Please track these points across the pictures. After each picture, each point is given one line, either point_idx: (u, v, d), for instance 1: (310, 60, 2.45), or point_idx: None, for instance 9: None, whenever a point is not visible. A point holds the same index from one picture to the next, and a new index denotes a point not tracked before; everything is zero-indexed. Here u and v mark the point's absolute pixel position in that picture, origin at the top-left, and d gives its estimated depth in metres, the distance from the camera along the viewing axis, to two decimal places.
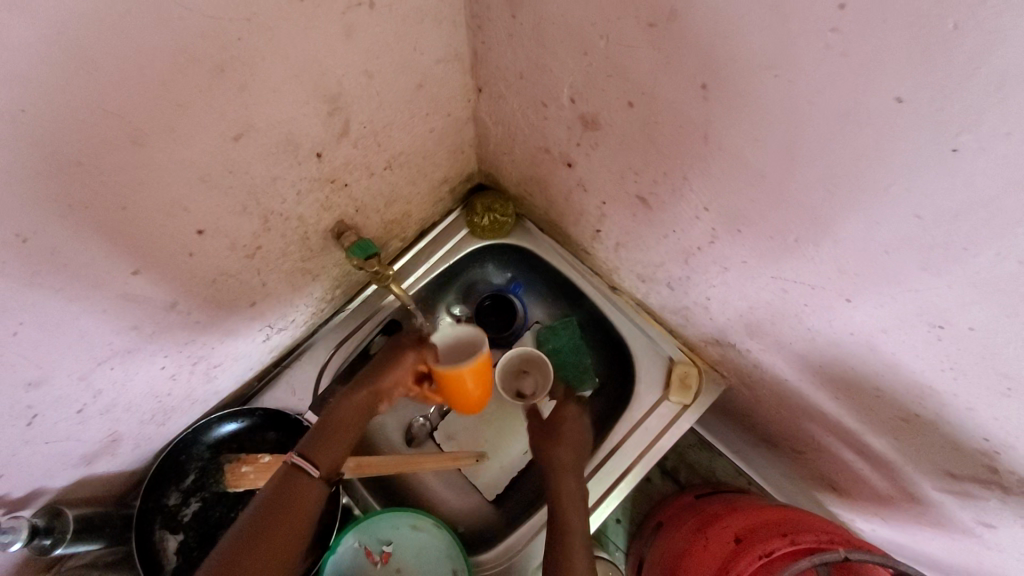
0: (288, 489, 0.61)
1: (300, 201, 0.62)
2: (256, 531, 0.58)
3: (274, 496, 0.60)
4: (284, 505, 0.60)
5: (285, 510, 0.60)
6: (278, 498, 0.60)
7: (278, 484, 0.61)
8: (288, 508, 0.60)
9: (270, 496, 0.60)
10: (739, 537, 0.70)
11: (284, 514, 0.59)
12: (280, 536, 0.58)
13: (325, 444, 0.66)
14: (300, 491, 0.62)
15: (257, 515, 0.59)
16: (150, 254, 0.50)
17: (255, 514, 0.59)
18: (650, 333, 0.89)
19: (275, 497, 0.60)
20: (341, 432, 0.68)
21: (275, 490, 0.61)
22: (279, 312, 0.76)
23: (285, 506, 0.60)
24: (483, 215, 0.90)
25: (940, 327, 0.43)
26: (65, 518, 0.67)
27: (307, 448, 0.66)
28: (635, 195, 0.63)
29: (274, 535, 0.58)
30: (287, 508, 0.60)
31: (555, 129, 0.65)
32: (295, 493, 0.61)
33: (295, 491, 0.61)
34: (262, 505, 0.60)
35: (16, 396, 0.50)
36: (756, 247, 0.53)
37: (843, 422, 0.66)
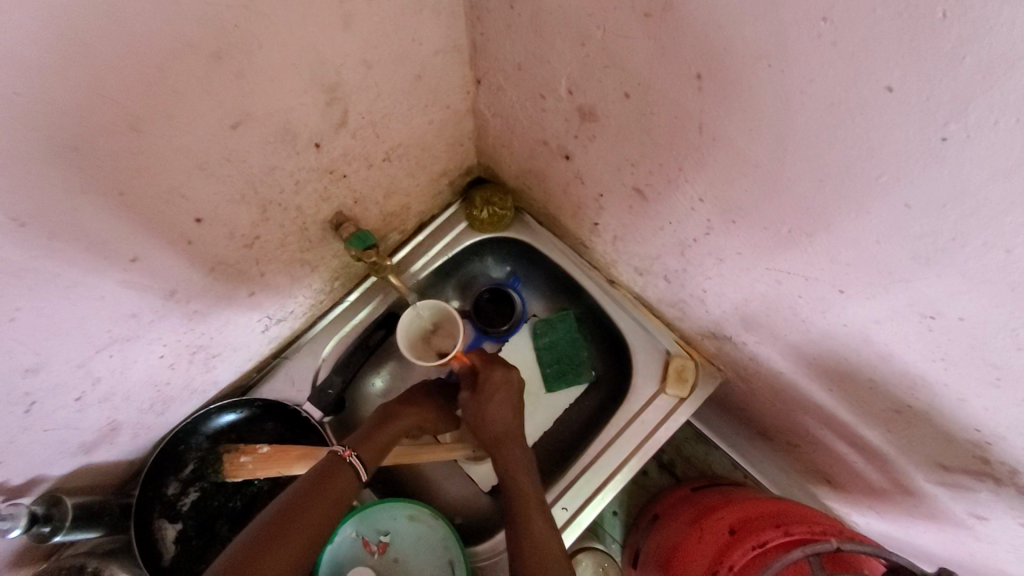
0: (330, 482, 0.63)
1: (298, 191, 0.62)
2: (291, 519, 0.59)
3: (313, 487, 0.62)
4: (320, 496, 0.61)
5: (320, 502, 0.61)
6: (314, 489, 0.61)
7: (321, 474, 0.63)
8: (324, 500, 0.61)
9: (306, 487, 0.61)
10: (733, 528, 0.70)
11: (321, 506, 0.61)
12: (312, 527, 0.59)
13: (375, 445, 0.69)
14: (339, 485, 0.63)
15: (295, 503, 0.60)
16: (148, 242, 0.51)
17: (292, 502, 0.60)
18: (648, 327, 0.89)
19: (311, 489, 0.61)
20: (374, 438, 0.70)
21: (316, 480, 0.62)
22: (278, 304, 0.76)
23: (321, 499, 0.61)
24: (482, 208, 0.91)
25: (931, 317, 0.43)
26: (64, 506, 0.67)
27: (358, 445, 0.68)
28: (631, 187, 0.63)
29: (307, 524, 0.59)
30: (322, 500, 0.61)
31: (553, 121, 0.65)
32: (332, 486, 0.63)
33: (332, 484, 0.63)
34: (300, 495, 0.61)
35: (15, 382, 0.51)
36: (751, 239, 0.53)
37: (837, 414, 0.67)
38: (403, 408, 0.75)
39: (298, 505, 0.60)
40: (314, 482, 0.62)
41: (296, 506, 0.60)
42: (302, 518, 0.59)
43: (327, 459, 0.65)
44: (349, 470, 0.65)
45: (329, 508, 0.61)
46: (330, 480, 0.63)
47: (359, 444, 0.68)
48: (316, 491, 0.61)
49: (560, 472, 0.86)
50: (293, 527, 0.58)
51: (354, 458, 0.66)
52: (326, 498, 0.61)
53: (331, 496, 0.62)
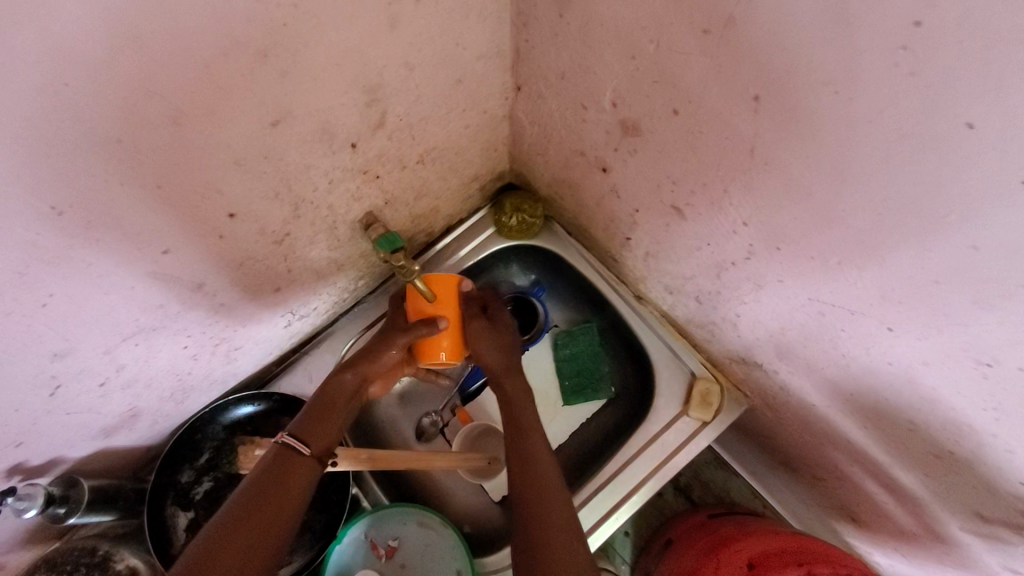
0: (268, 489, 0.59)
1: (331, 189, 0.61)
2: (224, 534, 0.57)
3: (242, 508, 0.58)
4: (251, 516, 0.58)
5: (260, 505, 0.58)
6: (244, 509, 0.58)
7: (252, 487, 0.59)
8: (258, 514, 0.58)
9: (241, 501, 0.59)
10: (751, 563, 0.68)
11: (253, 527, 0.58)
12: (249, 546, 0.57)
13: (316, 421, 0.66)
14: (273, 497, 0.59)
15: (227, 523, 0.57)
16: (182, 235, 0.50)
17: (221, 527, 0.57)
18: (673, 347, 0.87)
19: (246, 503, 0.58)
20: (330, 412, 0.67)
21: (250, 489, 0.59)
22: (302, 300, 0.76)
23: (253, 519, 0.58)
24: (511, 214, 0.89)
25: (988, 365, 0.40)
26: (82, 488, 0.68)
27: (300, 427, 0.65)
28: (670, 205, 0.62)
29: (256, 520, 0.58)
30: (261, 508, 0.58)
31: (593, 132, 0.63)
32: (264, 498, 0.59)
33: (268, 490, 0.59)
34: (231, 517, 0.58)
35: (42, 365, 0.51)
36: (795, 268, 0.51)
37: (870, 453, 0.64)
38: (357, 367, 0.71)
39: (229, 524, 0.57)
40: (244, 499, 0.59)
41: (227, 527, 0.57)
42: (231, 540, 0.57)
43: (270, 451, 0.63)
44: (294, 451, 0.63)
45: (261, 527, 0.58)
46: (263, 489, 0.59)
47: (297, 426, 0.65)
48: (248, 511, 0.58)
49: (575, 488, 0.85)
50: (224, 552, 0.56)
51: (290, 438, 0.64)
52: (256, 516, 0.58)
53: (264, 514, 0.58)
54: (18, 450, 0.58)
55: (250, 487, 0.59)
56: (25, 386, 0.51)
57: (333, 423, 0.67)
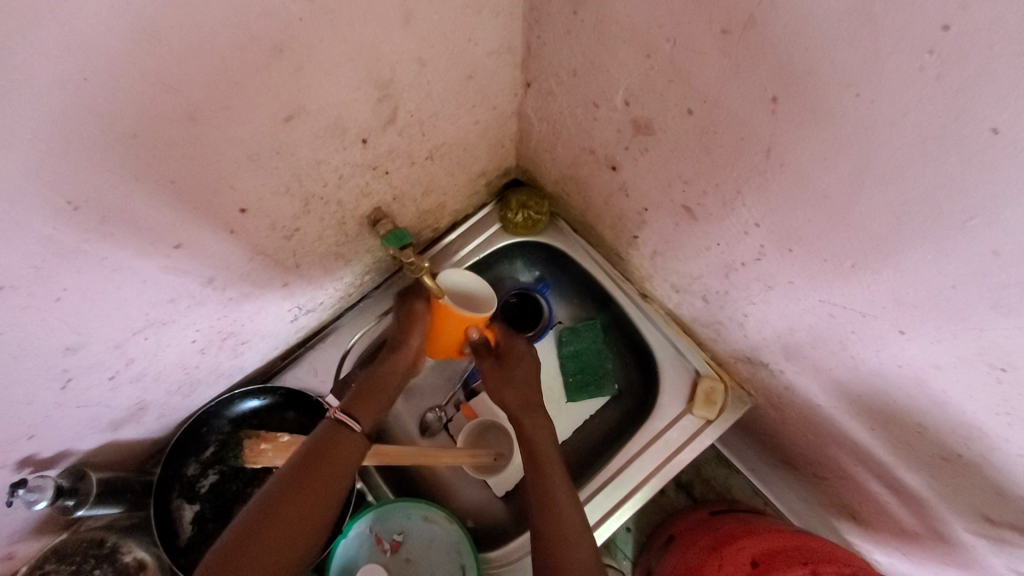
0: (315, 464, 0.61)
1: (341, 185, 0.61)
2: (272, 506, 0.57)
3: (292, 482, 0.59)
4: (303, 490, 0.59)
5: (309, 479, 0.60)
6: (294, 483, 0.59)
7: (303, 462, 0.61)
8: (303, 488, 0.59)
9: (287, 476, 0.60)
10: (756, 560, 0.69)
11: (304, 495, 0.59)
12: (295, 519, 0.58)
13: (364, 400, 0.68)
14: (325, 471, 0.61)
15: (273, 494, 0.58)
16: (194, 230, 0.50)
17: (271, 501, 0.58)
18: (677, 346, 0.87)
19: (293, 478, 0.60)
20: (371, 393, 0.69)
21: (300, 464, 0.61)
22: (309, 295, 0.76)
23: (302, 493, 0.59)
24: (517, 211, 0.89)
25: (1002, 370, 0.41)
26: (89, 481, 0.68)
27: (348, 404, 0.68)
28: (680, 204, 0.62)
29: (303, 494, 0.59)
30: (308, 481, 0.60)
31: (603, 130, 0.63)
32: (315, 473, 0.60)
33: (319, 465, 0.61)
34: (280, 491, 0.59)
35: (54, 359, 0.51)
36: (806, 269, 0.51)
37: (875, 453, 0.65)
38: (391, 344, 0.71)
39: (278, 497, 0.58)
40: (295, 473, 0.60)
41: (273, 499, 0.58)
42: (282, 512, 0.57)
43: (320, 428, 0.65)
44: (344, 427, 0.65)
45: (311, 498, 0.59)
46: (314, 464, 0.61)
47: (346, 403, 0.68)
48: (298, 485, 0.59)
49: (578, 485, 0.85)
50: (276, 523, 0.57)
51: (340, 414, 0.66)
52: (306, 489, 0.59)
53: (315, 488, 0.60)
54: (29, 443, 0.58)
55: (297, 461, 0.61)
56: (36, 380, 0.51)
57: (379, 402, 0.69)
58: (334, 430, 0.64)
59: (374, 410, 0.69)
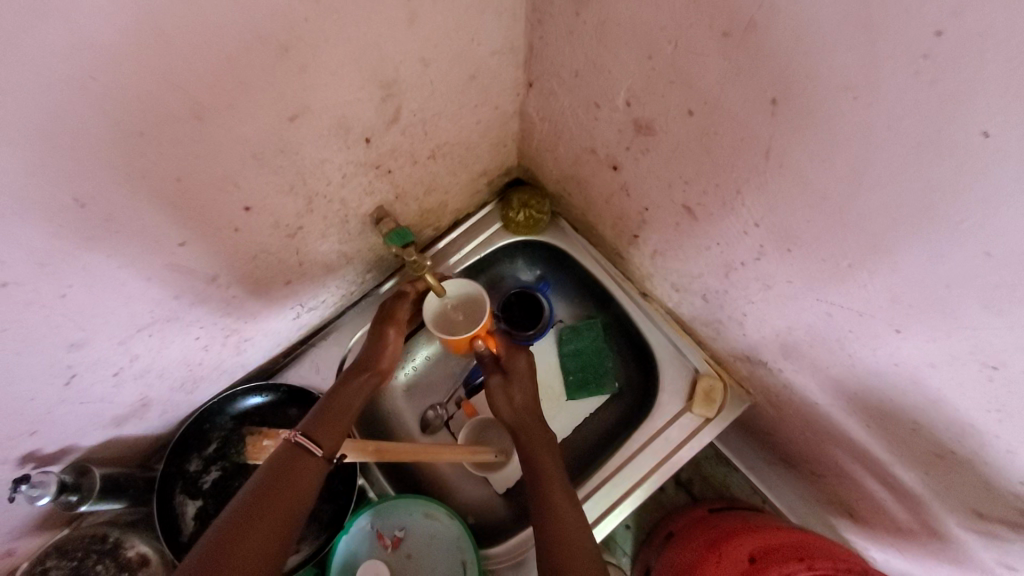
0: (282, 487, 0.60)
1: (344, 184, 0.62)
2: (242, 528, 0.56)
3: (254, 506, 0.58)
4: (264, 513, 0.58)
5: (277, 502, 0.59)
6: (255, 507, 0.58)
7: (264, 486, 0.60)
8: (271, 511, 0.58)
9: (254, 499, 0.59)
10: (752, 557, 0.69)
11: (271, 518, 0.58)
12: (264, 541, 0.56)
13: (326, 423, 0.68)
14: (287, 492, 0.60)
15: (240, 517, 0.57)
16: (199, 228, 0.51)
17: (232, 526, 0.56)
18: (677, 344, 0.88)
19: (260, 501, 0.59)
20: (333, 415, 0.69)
21: (261, 488, 0.60)
22: (312, 293, 0.77)
23: (266, 515, 0.58)
24: (518, 210, 0.90)
25: (994, 368, 0.41)
26: (93, 476, 0.68)
27: (310, 428, 0.67)
28: (681, 204, 0.62)
29: (272, 516, 0.58)
30: (275, 504, 0.59)
31: (605, 130, 0.64)
32: (277, 495, 0.59)
33: (281, 488, 0.60)
34: (242, 516, 0.57)
35: (58, 355, 0.51)
36: (805, 269, 0.52)
37: (871, 451, 0.65)
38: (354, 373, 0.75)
39: (240, 521, 0.57)
40: (255, 497, 0.59)
41: (241, 522, 0.57)
42: (244, 536, 0.56)
43: (279, 453, 0.64)
44: (308, 451, 0.64)
45: (278, 521, 0.58)
46: (276, 486, 0.60)
47: (309, 426, 0.67)
48: (260, 508, 0.58)
49: (578, 482, 0.86)
50: (240, 546, 0.55)
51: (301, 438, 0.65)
52: (269, 512, 0.58)
53: (278, 508, 0.59)
54: (32, 438, 0.59)
55: (262, 485, 0.60)
56: (41, 376, 0.52)
57: (342, 425, 0.69)
58: (298, 452, 0.64)
59: (337, 434, 0.68)
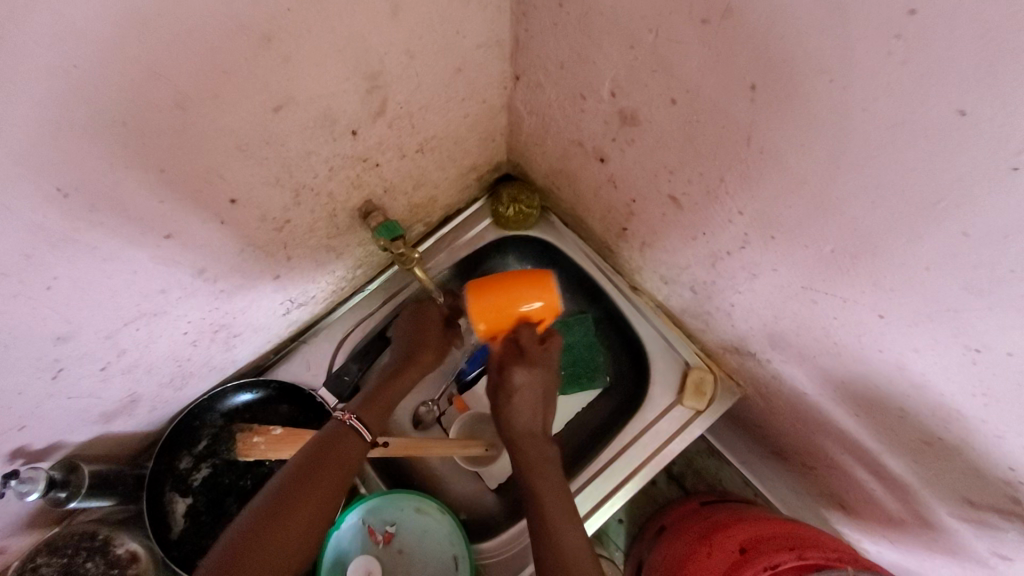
0: (328, 459, 0.61)
1: (331, 176, 0.61)
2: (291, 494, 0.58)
3: (303, 476, 0.60)
4: (309, 492, 0.59)
5: (325, 474, 0.61)
6: (300, 485, 0.59)
7: (314, 456, 0.61)
8: (319, 481, 0.60)
9: (303, 466, 0.60)
10: (743, 547, 0.70)
11: (319, 487, 0.60)
12: (314, 507, 0.59)
13: (373, 406, 0.69)
14: (334, 470, 0.61)
15: (289, 482, 0.59)
16: (183, 219, 0.50)
17: (284, 490, 0.58)
18: (669, 338, 0.88)
19: (308, 470, 0.60)
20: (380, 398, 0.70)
21: (310, 465, 0.60)
22: (301, 287, 0.77)
23: (314, 486, 0.59)
24: (508, 205, 0.90)
25: (976, 351, 0.42)
26: (82, 473, 0.68)
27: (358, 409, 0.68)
28: (667, 195, 0.62)
29: (320, 486, 0.60)
30: (322, 475, 0.60)
31: (591, 122, 0.64)
32: (325, 470, 0.61)
33: (329, 462, 0.61)
34: (292, 481, 0.59)
35: (44, 348, 0.51)
36: (790, 257, 0.52)
37: (860, 440, 0.66)
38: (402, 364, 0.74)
39: (291, 489, 0.59)
40: (302, 474, 0.60)
41: (291, 487, 0.59)
42: (291, 515, 0.57)
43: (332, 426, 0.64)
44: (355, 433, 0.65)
45: (327, 491, 0.60)
46: (319, 463, 0.61)
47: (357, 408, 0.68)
48: (306, 485, 0.59)
49: (570, 477, 0.86)
50: (291, 513, 0.57)
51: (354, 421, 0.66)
52: (315, 492, 0.59)
53: (324, 491, 0.60)
54: (20, 434, 0.58)
55: (310, 455, 0.61)
56: (27, 369, 0.52)
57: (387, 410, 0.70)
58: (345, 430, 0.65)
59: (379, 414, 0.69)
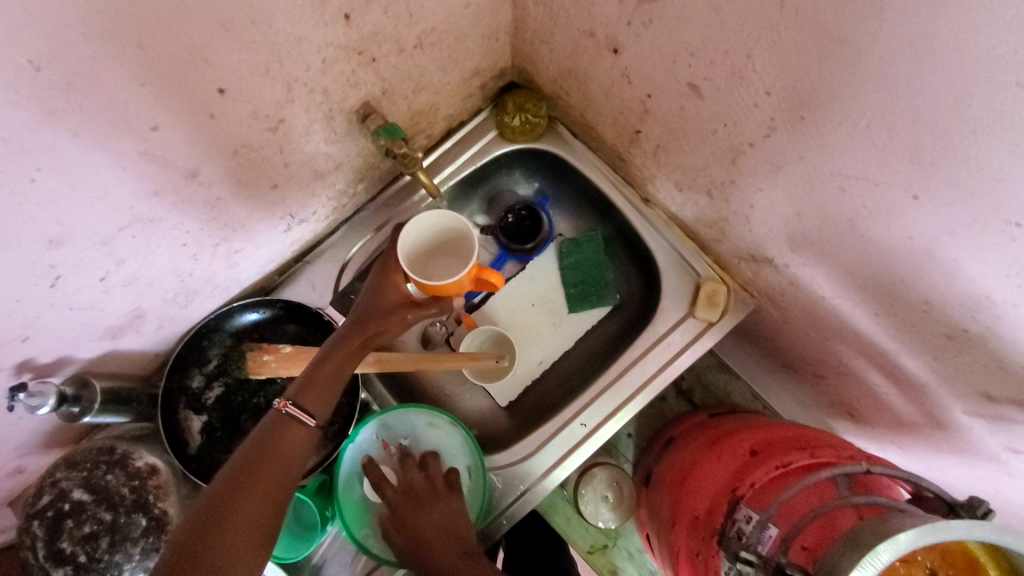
0: (267, 457, 0.61)
1: (324, 70, 0.57)
2: (232, 495, 0.57)
3: (244, 474, 0.59)
4: (245, 496, 0.58)
5: (268, 469, 0.60)
6: (233, 491, 0.58)
7: (255, 451, 0.61)
8: (262, 479, 0.59)
9: (245, 462, 0.60)
10: (755, 449, 0.70)
11: (263, 485, 0.59)
12: (260, 507, 0.58)
13: (315, 387, 0.65)
14: (277, 464, 0.61)
15: (230, 480, 0.59)
16: (169, 108, 0.47)
17: (225, 492, 0.58)
18: (681, 251, 0.85)
19: (251, 465, 0.60)
20: (319, 377, 0.66)
21: (245, 463, 0.60)
22: (301, 202, 0.74)
23: (257, 483, 0.59)
24: (515, 114, 0.85)
25: (1017, 225, 0.39)
26: (93, 389, 0.68)
27: (298, 390, 0.65)
28: (686, 84, 0.58)
29: (263, 482, 0.59)
30: (265, 472, 0.60)
31: (604, 5, 0.59)
32: (266, 467, 0.60)
33: (271, 456, 0.61)
34: (234, 479, 0.59)
35: (38, 252, 0.49)
36: (819, 139, 0.49)
37: (877, 341, 0.64)
38: (350, 334, 0.69)
39: (234, 489, 0.58)
40: (236, 479, 0.59)
41: (232, 486, 0.58)
42: (230, 523, 0.56)
43: (268, 420, 0.63)
44: (297, 421, 0.63)
45: (270, 486, 0.60)
46: (258, 459, 0.60)
47: (297, 390, 0.64)
48: (242, 486, 0.58)
49: (580, 391, 0.87)
50: (237, 514, 0.57)
51: (291, 408, 0.63)
52: (258, 490, 0.59)
53: (264, 488, 0.59)
54: (24, 346, 0.58)
55: (251, 452, 0.61)
56: (21, 275, 0.50)
57: (331, 389, 0.66)
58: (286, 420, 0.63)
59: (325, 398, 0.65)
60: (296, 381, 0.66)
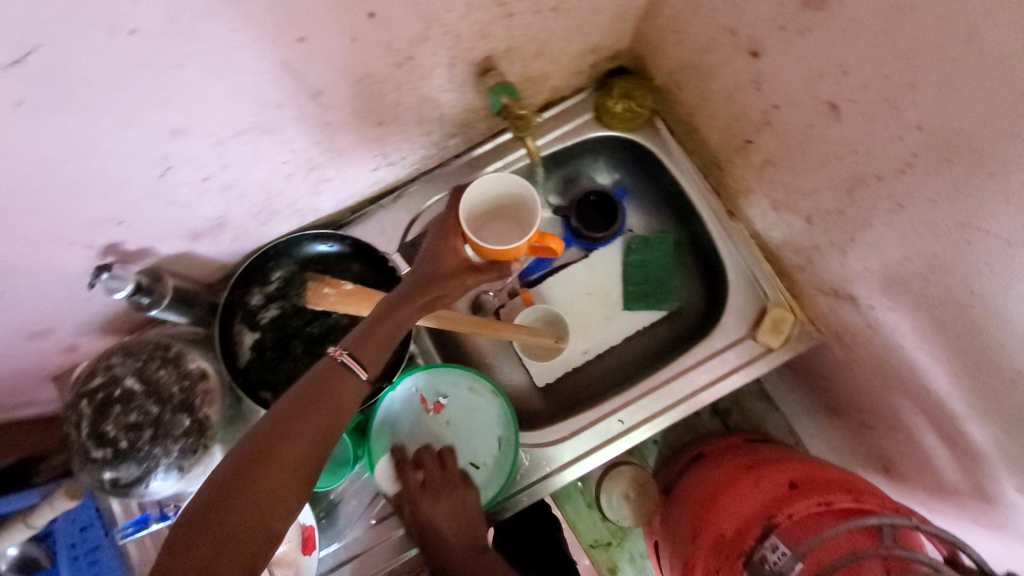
0: (315, 405, 0.57)
1: (464, 16, 0.56)
2: (275, 439, 0.55)
3: (289, 419, 0.56)
4: (287, 444, 0.55)
5: (315, 416, 0.56)
6: (276, 435, 0.55)
7: (303, 394, 0.57)
8: (307, 427, 0.56)
9: (291, 406, 0.56)
10: (794, 483, 0.69)
11: (307, 432, 0.56)
12: (302, 456, 0.55)
13: (372, 339, 0.61)
14: (325, 412, 0.57)
15: (275, 422, 0.56)
16: (318, 21, 0.47)
17: (269, 434, 0.55)
18: (755, 272, 0.84)
19: (297, 410, 0.56)
20: (378, 328, 0.61)
21: (293, 405, 0.56)
22: (397, 144, 0.74)
23: (302, 430, 0.56)
24: (619, 100, 0.84)
25: None
26: (164, 285, 0.69)
27: (354, 341, 0.60)
28: (825, 103, 0.56)
29: (307, 430, 0.56)
30: (311, 418, 0.56)
31: (759, 5, 0.57)
32: (313, 413, 0.56)
33: (319, 403, 0.57)
34: (279, 422, 0.55)
35: (160, 139, 0.49)
36: (962, 185, 0.47)
37: (948, 403, 0.63)
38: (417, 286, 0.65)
39: (278, 432, 0.55)
40: (280, 422, 0.55)
41: (276, 430, 0.55)
42: (272, 468, 0.54)
43: (319, 366, 0.59)
44: (350, 373, 0.59)
45: (315, 435, 0.56)
46: (306, 404, 0.56)
47: (352, 340, 0.60)
48: (286, 431, 0.55)
49: (621, 388, 0.87)
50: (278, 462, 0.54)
51: (345, 357, 0.59)
52: (302, 437, 0.56)
53: (308, 437, 0.56)
54: (117, 229, 0.58)
55: (298, 396, 0.57)
56: (138, 158, 0.50)
57: (389, 343, 0.62)
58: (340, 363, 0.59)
59: (381, 353, 0.61)
60: (353, 329, 0.61)
